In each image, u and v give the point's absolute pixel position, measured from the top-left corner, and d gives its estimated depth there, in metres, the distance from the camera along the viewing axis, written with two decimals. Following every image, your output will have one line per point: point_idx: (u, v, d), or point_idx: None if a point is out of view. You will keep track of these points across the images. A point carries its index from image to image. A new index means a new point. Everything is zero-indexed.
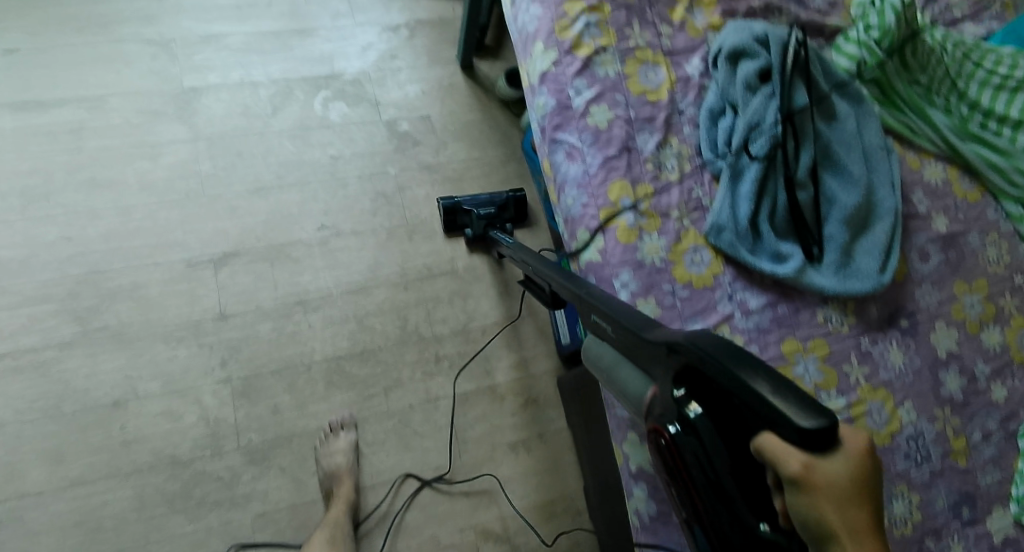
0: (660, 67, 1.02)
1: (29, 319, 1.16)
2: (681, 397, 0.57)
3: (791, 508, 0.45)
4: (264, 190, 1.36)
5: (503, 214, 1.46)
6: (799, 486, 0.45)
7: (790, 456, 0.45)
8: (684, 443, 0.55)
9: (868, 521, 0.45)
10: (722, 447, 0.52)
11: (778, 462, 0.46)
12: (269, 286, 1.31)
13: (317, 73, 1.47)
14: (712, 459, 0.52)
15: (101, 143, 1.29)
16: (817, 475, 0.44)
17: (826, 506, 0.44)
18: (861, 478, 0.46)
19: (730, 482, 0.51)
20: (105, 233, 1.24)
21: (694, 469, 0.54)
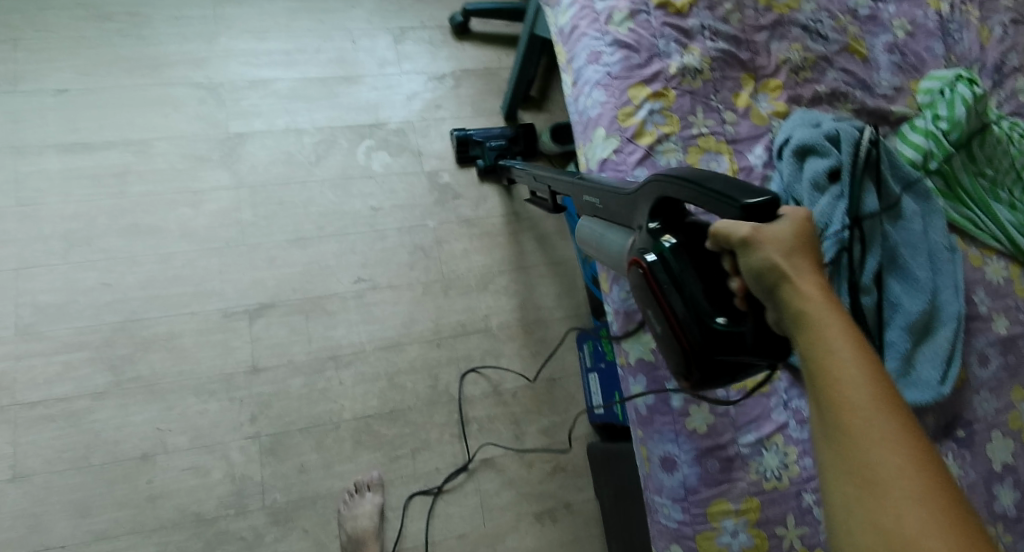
0: (722, 156, 0.98)
1: (64, 367, 1.16)
2: (659, 238, 0.69)
3: (747, 270, 0.58)
4: (304, 240, 1.35)
5: (514, 147, 1.51)
6: (750, 250, 0.57)
7: (740, 230, 0.58)
8: (660, 270, 0.67)
9: (809, 267, 0.58)
10: (690, 266, 0.65)
11: (732, 238, 0.59)
12: (302, 339, 1.29)
13: (362, 121, 1.47)
14: (682, 271, 0.65)
15: (146, 188, 1.29)
16: (764, 236, 0.58)
17: (775, 260, 0.56)
18: (797, 239, 0.59)
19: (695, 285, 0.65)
20: (144, 280, 1.23)
21: (668, 288, 0.66)
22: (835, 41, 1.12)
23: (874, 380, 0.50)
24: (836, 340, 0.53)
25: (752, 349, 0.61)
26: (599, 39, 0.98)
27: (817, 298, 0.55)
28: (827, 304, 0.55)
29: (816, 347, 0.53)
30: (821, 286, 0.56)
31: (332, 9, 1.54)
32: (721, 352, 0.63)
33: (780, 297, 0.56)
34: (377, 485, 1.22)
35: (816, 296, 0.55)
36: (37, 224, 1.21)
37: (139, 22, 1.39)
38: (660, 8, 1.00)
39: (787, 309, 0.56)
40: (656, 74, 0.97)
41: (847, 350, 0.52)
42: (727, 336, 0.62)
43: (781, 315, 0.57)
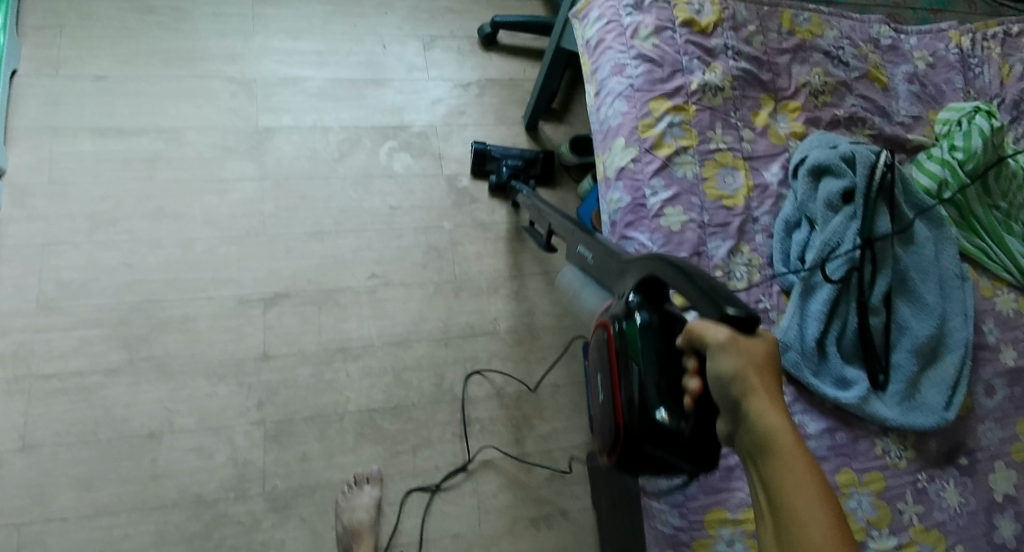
0: (739, 171, 1.00)
1: (80, 342, 1.18)
2: (632, 306, 0.68)
3: (713, 376, 0.55)
4: (322, 234, 1.38)
5: (529, 169, 1.53)
6: (718, 354, 0.55)
7: (714, 333, 0.55)
8: (620, 340, 0.67)
9: (771, 391, 0.55)
10: (653, 345, 0.64)
11: (705, 337, 0.56)
12: (313, 330, 1.31)
13: (386, 123, 1.51)
14: (647, 352, 0.64)
15: (174, 175, 1.33)
16: (736, 347, 0.55)
17: (740, 373, 0.54)
18: (768, 358, 0.56)
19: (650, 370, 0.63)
20: (165, 263, 1.27)
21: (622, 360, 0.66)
22: (856, 68, 1.15)
23: (831, 523, 0.47)
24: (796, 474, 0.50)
25: (682, 455, 0.61)
26: (624, 51, 1.00)
27: (782, 429, 0.52)
28: (792, 437, 0.52)
29: (776, 475, 0.51)
30: (783, 408, 0.54)
31: (365, 15, 1.59)
32: (653, 449, 0.61)
33: (742, 410, 0.54)
34: (376, 479, 1.22)
35: (781, 423, 0.53)
36: (66, 203, 1.25)
37: (180, 17, 1.44)
38: (684, 26, 1.03)
39: (750, 429, 0.54)
40: (678, 89, 0.99)
41: (801, 482, 0.50)
42: (666, 431, 0.60)
43: (746, 430, 0.54)
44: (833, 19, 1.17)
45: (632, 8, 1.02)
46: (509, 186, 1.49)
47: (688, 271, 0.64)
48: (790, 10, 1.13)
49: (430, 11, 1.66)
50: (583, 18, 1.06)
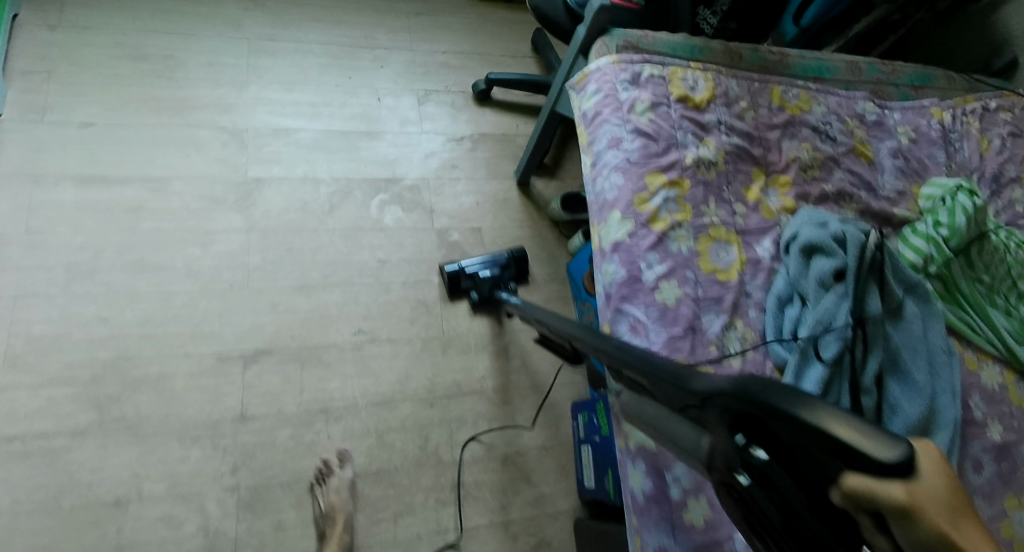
0: (732, 246, 1.01)
1: (48, 402, 1.13)
2: (740, 446, 0.47)
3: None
4: (308, 287, 1.35)
5: (505, 274, 1.46)
6: (909, 521, 0.36)
7: (893, 491, 0.36)
8: (756, 488, 0.46)
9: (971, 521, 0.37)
10: (798, 489, 0.43)
11: (879, 498, 0.36)
12: (295, 389, 1.27)
13: (378, 176, 1.51)
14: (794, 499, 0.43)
15: (157, 225, 1.29)
16: (933, 504, 0.36)
17: (951, 539, 0.35)
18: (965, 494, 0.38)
19: (818, 527, 0.42)
20: (143, 317, 1.22)
21: (768, 509, 0.46)
22: (843, 143, 1.17)
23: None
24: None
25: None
26: (620, 125, 1.00)
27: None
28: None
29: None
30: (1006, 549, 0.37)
31: (361, 67, 1.60)
32: None
33: None
34: (347, 459, 1.22)
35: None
36: (42, 254, 1.20)
37: (172, 64, 1.43)
38: (679, 101, 1.05)
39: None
40: (673, 164, 1.00)
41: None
42: None
43: None
44: (820, 95, 1.20)
45: (629, 84, 1.03)
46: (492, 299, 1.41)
47: (807, 402, 0.42)
48: (780, 86, 1.16)
49: (425, 65, 1.68)
50: (580, 88, 1.07)
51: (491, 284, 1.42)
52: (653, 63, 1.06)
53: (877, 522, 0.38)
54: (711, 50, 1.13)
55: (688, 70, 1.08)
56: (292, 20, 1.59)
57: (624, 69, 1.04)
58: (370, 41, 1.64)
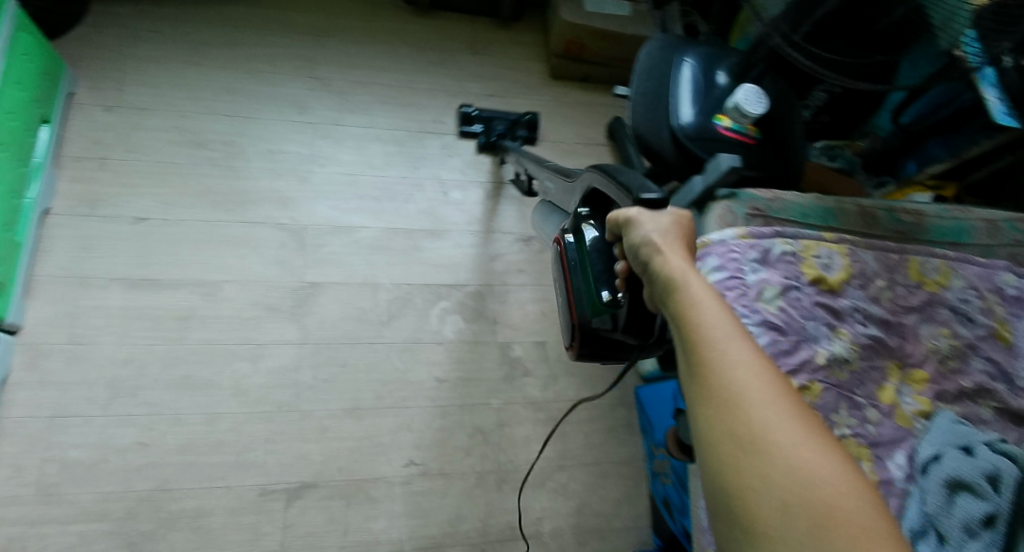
0: (863, 463, 0.87)
1: (78, 539, 1.04)
2: (582, 217, 0.91)
3: (630, 248, 0.69)
4: (360, 409, 1.25)
5: (515, 130, 1.56)
6: (631, 229, 0.70)
7: (627, 214, 0.71)
8: (572, 248, 0.90)
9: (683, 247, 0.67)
10: (597, 254, 0.85)
11: (622, 222, 0.71)
12: (339, 530, 1.16)
13: (440, 281, 1.40)
14: (592, 253, 0.86)
15: (206, 336, 1.21)
16: (645, 218, 0.69)
17: (654, 239, 0.67)
18: (677, 225, 0.69)
19: (598, 269, 0.84)
20: (183, 443, 1.13)
21: (574, 262, 0.89)
22: (982, 325, 1.02)
23: (733, 329, 0.56)
24: (697, 297, 0.60)
25: (624, 330, 0.79)
26: (747, 315, 0.87)
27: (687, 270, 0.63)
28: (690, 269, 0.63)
29: (683, 305, 0.60)
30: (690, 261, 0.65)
31: (429, 156, 1.51)
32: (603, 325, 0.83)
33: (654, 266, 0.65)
34: None
35: (682, 264, 0.63)
36: (84, 367, 1.13)
37: (234, 152, 1.36)
38: (812, 284, 0.92)
39: (658, 277, 0.65)
40: (803, 363, 0.86)
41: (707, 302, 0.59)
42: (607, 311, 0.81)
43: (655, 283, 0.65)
44: (960, 265, 1.06)
45: (757, 262, 0.91)
46: (495, 145, 1.51)
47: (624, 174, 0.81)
48: (918, 257, 1.02)
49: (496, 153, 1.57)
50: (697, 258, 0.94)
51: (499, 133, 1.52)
52: (785, 237, 0.94)
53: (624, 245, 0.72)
54: (844, 213, 1.02)
55: (822, 243, 0.95)
56: (359, 102, 1.50)
57: (754, 245, 0.92)
58: (440, 126, 1.55)
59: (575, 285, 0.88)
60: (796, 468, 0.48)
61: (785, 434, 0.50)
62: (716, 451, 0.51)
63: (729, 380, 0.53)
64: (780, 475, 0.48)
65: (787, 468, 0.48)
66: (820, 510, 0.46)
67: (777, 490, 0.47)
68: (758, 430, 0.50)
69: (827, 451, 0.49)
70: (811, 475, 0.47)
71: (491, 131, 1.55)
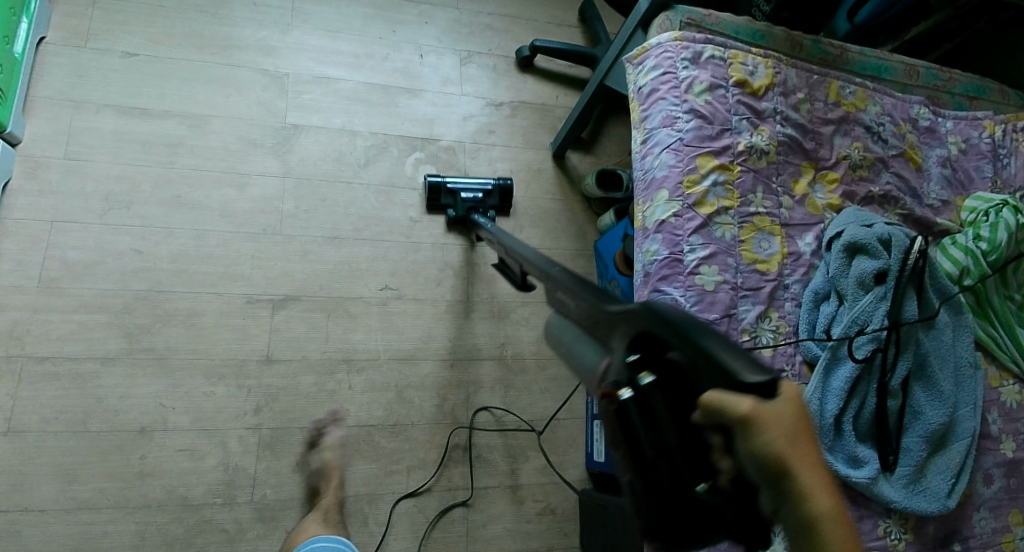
0: (775, 237, 1.00)
1: (79, 327, 1.14)
2: (631, 363, 0.46)
3: (748, 465, 0.37)
4: (339, 239, 1.36)
5: (488, 201, 1.45)
6: (751, 437, 0.36)
7: (739, 404, 0.37)
8: (629, 409, 0.43)
9: (811, 456, 0.37)
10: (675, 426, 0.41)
11: (726, 413, 0.37)
12: (320, 338, 1.28)
13: (415, 134, 1.50)
14: (665, 426, 0.41)
15: (195, 163, 1.29)
16: (767, 418, 0.37)
17: (779, 456, 0.36)
18: (804, 417, 0.38)
19: (678, 460, 0.40)
20: (176, 252, 1.23)
21: (627, 443, 0.43)
22: (894, 146, 1.16)
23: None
24: None
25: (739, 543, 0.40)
26: (677, 104, 0.99)
27: (831, 525, 0.36)
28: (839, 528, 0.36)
29: None
30: (829, 494, 0.37)
31: (406, 22, 1.59)
32: (695, 530, 0.41)
33: (776, 500, 0.37)
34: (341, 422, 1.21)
35: (830, 508, 0.37)
36: (81, 180, 1.21)
37: (219, 2, 1.43)
38: (738, 86, 1.04)
39: (790, 526, 0.37)
40: (725, 149, 0.99)
41: None
42: (703, 507, 0.40)
43: (785, 517, 0.37)
44: (877, 95, 1.18)
45: (689, 62, 1.02)
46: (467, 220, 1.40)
47: (705, 323, 0.43)
48: (839, 81, 1.15)
49: (470, 25, 1.66)
50: (638, 63, 1.05)
51: (470, 206, 1.41)
52: (715, 44, 1.04)
53: (724, 438, 0.39)
54: (774, 37, 1.12)
55: (749, 55, 1.06)
56: None
57: (686, 48, 1.02)
58: None
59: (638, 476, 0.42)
60: None
61: None
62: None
63: None
64: None
65: None
66: None
67: None
68: None
69: None
70: None
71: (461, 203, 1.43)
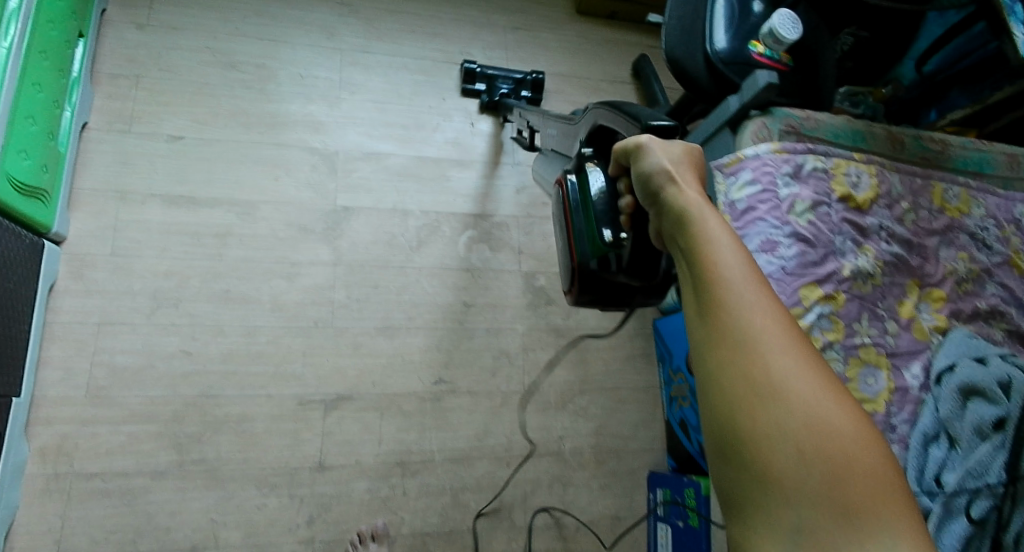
0: (881, 370, 0.92)
1: (128, 439, 1.09)
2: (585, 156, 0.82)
3: (641, 179, 0.62)
4: (391, 329, 1.29)
5: (518, 88, 1.53)
6: (643, 159, 0.62)
7: (639, 143, 0.64)
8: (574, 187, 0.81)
9: (693, 180, 0.60)
10: (607, 196, 0.75)
11: (632, 151, 0.65)
12: (373, 440, 1.22)
13: (467, 210, 1.43)
14: (596, 186, 0.77)
15: (244, 254, 1.24)
16: (657, 147, 0.63)
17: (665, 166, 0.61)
18: (689, 160, 0.63)
19: (604, 212, 0.75)
20: (225, 353, 1.18)
21: (576, 204, 0.80)
22: (998, 252, 1.07)
23: (751, 266, 0.50)
24: (712, 233, 0.54)
25: (627, 270, 0.71)
26: (777, 227, 0.91)
27: (695, 204, 0.56)
28: (704, 206, 0.56)
29: (696, 237, 0.54)
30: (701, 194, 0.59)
31: (456, 87, 1.52)
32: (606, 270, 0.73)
33: (664, 197, 0.59)
34: (383, 536, 1.14)
35: (695, 197, 0.57)
36: (127, 278, 1.16)
37: (264, 75, 1.36)
38: (840, 201, 0.95)
39: (670, 212, 0.58)
40: (830, 275, 0.91)
41: (719, 239, 0.52)
42: (610, 248, 0.72)
43: (664, 215, 0.59)
44: (981, 195, 1.09)
45: (789, 177, 0.94)
46: (499, 104, 1.48)
47: (630, 112, 0.77)
48: (942, 183, 1.06)
49: None
50: (730, 173, 0.97)
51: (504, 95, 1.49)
52: (817, 154, 0.96)
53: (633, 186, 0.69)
54: (874, 136, 1.04)
55: (851, 163, 0.98)
56: (387, 30, 1.50)
57: (786, 161, 0.94)
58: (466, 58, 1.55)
59: (578, 227, 0.78)
60: (806, 411, 0.44)
61: (810, 390, 0.45)
62: (731, 408, 0.45)
63: (746, 321, 0.47)
64: (786, 423, 0.43)
65: (799, 405, 0.44)
66: (823, 454, 0.42)
67: (790, 434, 0.43)
68: (775, 367, 0.45)
69: (852, 410, 0.45)
70: (827, 424, 0.44)
71: (494, 90, 1.51)
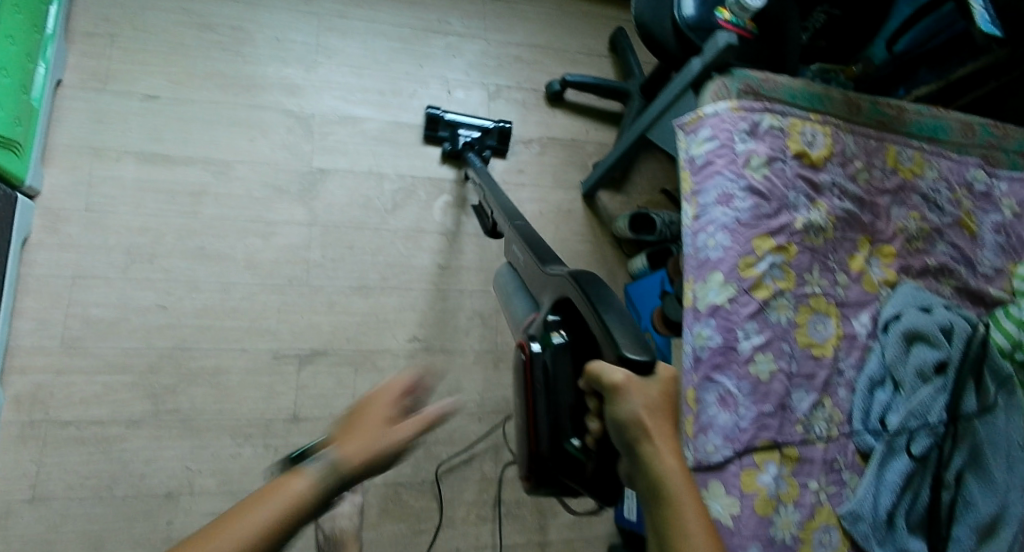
0: (830, 319, 0.96)
1: (103, 389, 1.11)
2: (552, 326, 0.67)
3: (613, 422, 0.57)
4: (366, 289, 1.32)
5: (486, 140, 1.46)
6: (619, 399, 0.56)
7: (614, 377, 0.56)
8: (539, 363, 0.65)
9: (666, 433, 0.58)
10: (570, 389, 0.63)
11: (605, 382, 0.57)
12: (347, 394, 1.24)
13: (442, 175, 1.45)
14: (560, 375, 0.63)
15: (219, 212, 1.26)
16: (635, 388, 0.56)
17: (639, 418, 0.56)
18: (663, 396, 0.59)
19: (566, 412, 0.63)
20: (201, 307, 1.20)
21: (537, 387, 0.65)
22: (950, 213, 1.11)
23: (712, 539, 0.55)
24: (689, 521, 0.56)
25: (590, 486, 0.61)
26: (733, 180, 0.95)
27: (670, 476, 0.56)
28: (676, 475, 0.56)
29: (668, 514, 0.56)
30: (675, 451, 0.58)
31: (433, 55, 1.53)
32: (564, 479, 0.62)
33: (636, 452, 0.57)
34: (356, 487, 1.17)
35: (671, 465, 0.56)
36: (102, 233, 1.18)
37: (241, 37, 1.38)
38: (795, 157, 0.99)
39: (642, 472, 0.57)
40: (783, 228, 0.95)
41: (691, 521, 0.56)
42: (573, 459, 0.61)
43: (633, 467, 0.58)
44: (934, 158, 1.13)
45: (746, 134, 0.97)
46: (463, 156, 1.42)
47: (608, 300, 0.62)
48: (896, 146, 1.10)
49: (498, 57, 1.60)
50: (691, 131, 1.00)
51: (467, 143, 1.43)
52: (773, 113, 1.00)
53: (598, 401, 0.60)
54: (832, 100, 1.06)
55: (807, 123, 1.02)
56: None
57: (744, 118, 0.97)
58: (444, 26, 1.57)
59: (534, 415, 0.64)
60: None
61: None
62: None
63: None
64: None
65: None
66: None
67: None
68: None
69: None
70: None
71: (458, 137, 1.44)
